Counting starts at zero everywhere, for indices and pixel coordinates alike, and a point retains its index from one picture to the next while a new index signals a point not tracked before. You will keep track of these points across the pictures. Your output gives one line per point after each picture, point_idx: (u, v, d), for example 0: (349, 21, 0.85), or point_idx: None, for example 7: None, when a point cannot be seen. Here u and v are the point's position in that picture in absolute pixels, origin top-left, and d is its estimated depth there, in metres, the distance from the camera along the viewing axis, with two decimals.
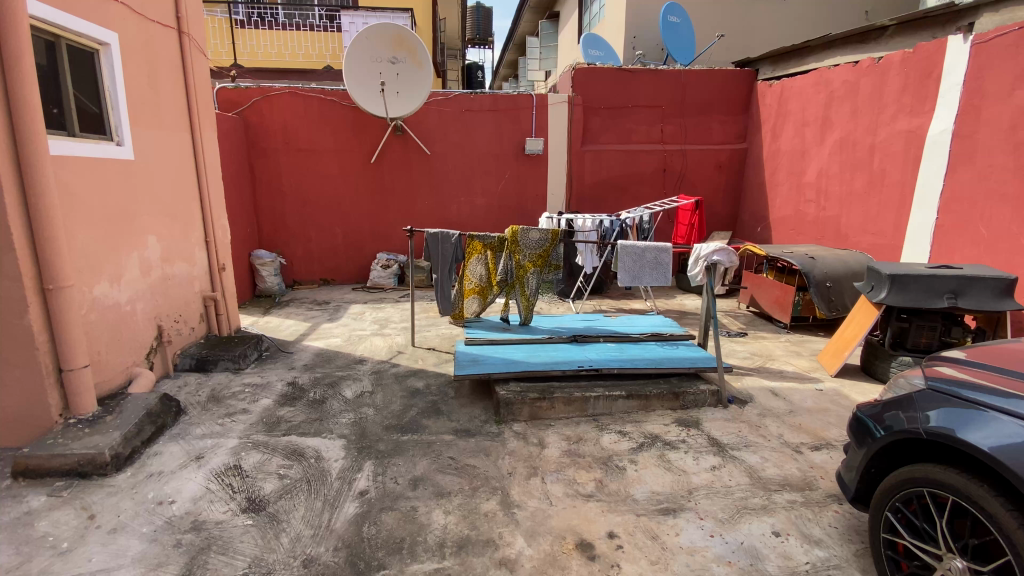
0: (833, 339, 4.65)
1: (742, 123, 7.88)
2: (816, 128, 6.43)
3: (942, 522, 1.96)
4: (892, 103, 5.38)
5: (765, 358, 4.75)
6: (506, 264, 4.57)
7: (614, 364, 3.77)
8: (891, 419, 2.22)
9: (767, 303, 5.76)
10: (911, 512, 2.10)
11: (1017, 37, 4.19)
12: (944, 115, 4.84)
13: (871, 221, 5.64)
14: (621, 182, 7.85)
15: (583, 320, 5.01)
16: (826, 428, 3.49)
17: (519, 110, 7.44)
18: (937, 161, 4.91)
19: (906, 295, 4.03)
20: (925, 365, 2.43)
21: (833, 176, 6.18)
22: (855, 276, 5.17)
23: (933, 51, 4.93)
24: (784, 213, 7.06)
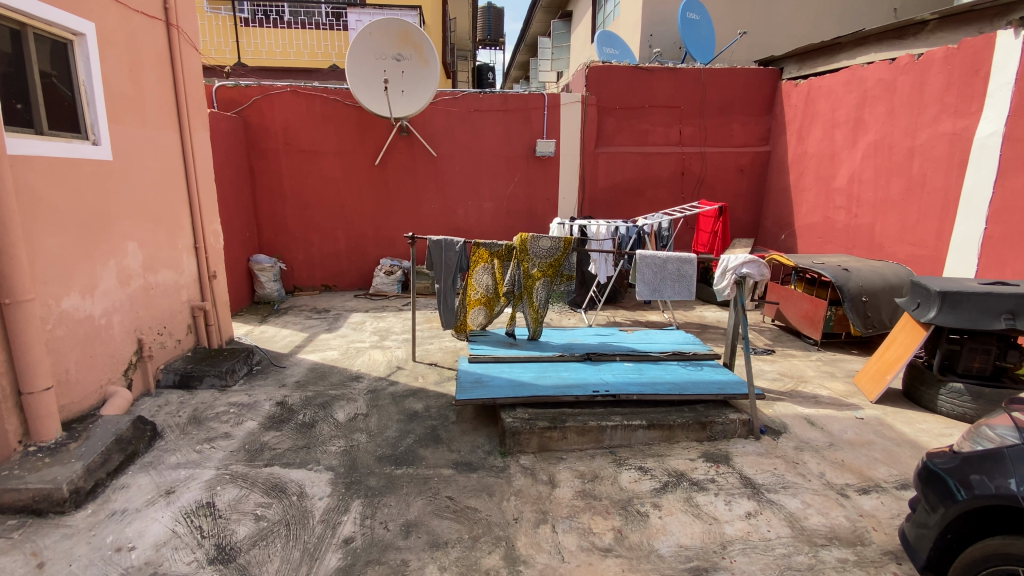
0: (873, 359, 4.22)
1: (765, 124, 7.47)
2: (847, 130, 6.01)
3: None
4: (934, 103, 4.92)
5: (796, 380, 4.35)
6: (513, 274, 4.22)
7: (633, 390, 3.42)
8: (973, 480, 1.85)
9: (795, 318, 5.37)
10: None
11: None
12: (994, 116, 4.36)
13: (909, 231, 5.18)
14: (637, 185, 7.47)
15: (597, 335, 4.65)
16: (873, 466, 3.09)
17: (530, 109, 7.10)
18: (986, 166, 4.41)
19: (960, 314, 3.56)
20: (1002, 410, 2.07)
21: (866, 181, 5.75)
22: (894, 290, 4.75)
23: (979, 47, 4.48)
24: (811, 220, 6.63)
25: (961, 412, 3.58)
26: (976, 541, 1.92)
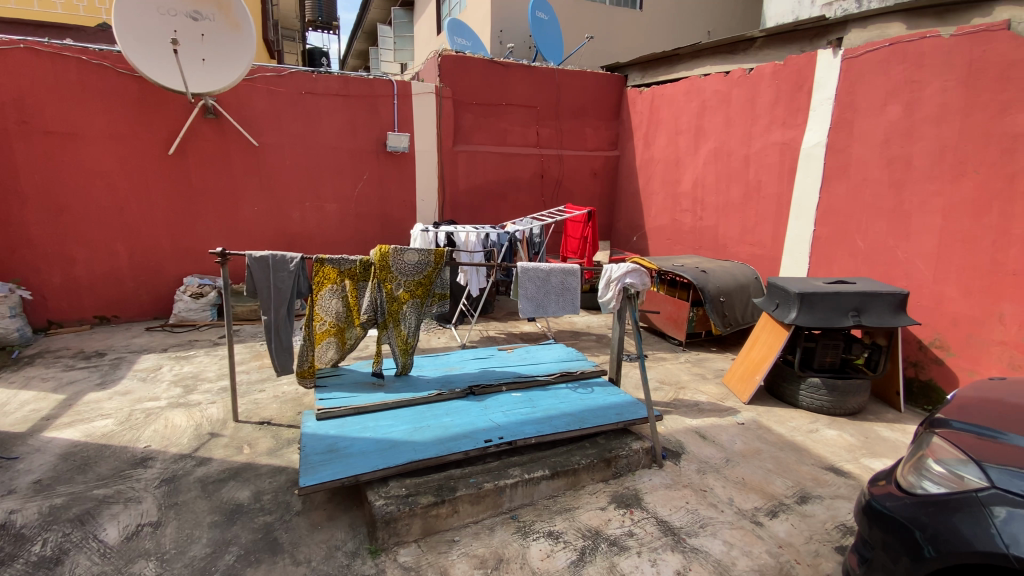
0: (740, 359, 4.33)
1: (614, 129, 7.65)
2: (690, 138, 6.34)
3: None
4: (765, 115, 5.31)
5: (675, 387, 4.29)
6: (373, 298, 3.32)
7: (531, 432, 2.88)
8: (939, 532, 1.56)
9: (660, 320, 5.46)
10: None
11: (888, 53, 4.16)
12: (817, 128, 4.79)
13: (748, 233, 5.57)
14: (498, 187, 7.05)
15: (476, 361, 4.04)
16: (769, 480, 2.99)
17: (376, 97, 6.16)
18: (813, 173, 4.83)
19: (815, 314, 3.73)
20: (927, 437, 1.91)
21: (708, 186, 6.10)
22: (744, 289, 5.01)
23: (803, 64, 4.88)
24: (660, 222, 6.92)
25: (819, 404, 3.78)
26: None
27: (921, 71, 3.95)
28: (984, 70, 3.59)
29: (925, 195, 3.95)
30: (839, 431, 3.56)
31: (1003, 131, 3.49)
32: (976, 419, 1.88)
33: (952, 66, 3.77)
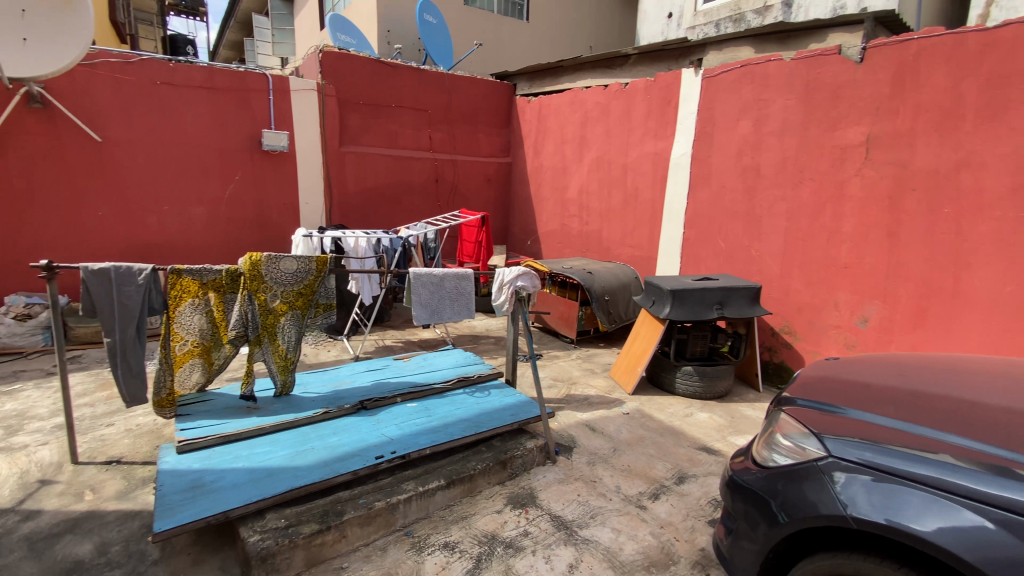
0: (625, 353, 4.61)
1: (506, 135, 7.81)
2: (575, 146, 6.66)
3: None
4: (639, 127, 5.74)
5: (567, 384, 4.46)
6: (243, 312, 3.04)
7: (424, 442, 2.81)
8: (795, 500, 1.74)
9: (554, 320, 5.66)
10: None
11: (739, 74, 4.70)
12: (683, 140, 5.27)
13: (629, 235, 5.97)
14: (391, 190, 6.84)
15: (368, 372, 3.87)
16: (652, 464, 3.21)
17: (249, 92, 5.65)
18: (681, 181, 5.31)
19: (685, 308, 4.09)
20: (776, 413, 2.11)
21: (593, 192, 6.45)
22: (627, 288, 5.37)
23: (669, 81, 5.35)
24: (552, 227, 7.19)
25: (692, 390, 4.16)
26: (790, 559, 1.87)
27: (766, 91, 4.51)
28: (817, 91, 4.16)
29: (772, 200, 4.53)
30: (709, 413, 3.95)
31: (834, 144, 4.09)
32: (815, 395, 2.11)
33: (792, 86, 4.32)
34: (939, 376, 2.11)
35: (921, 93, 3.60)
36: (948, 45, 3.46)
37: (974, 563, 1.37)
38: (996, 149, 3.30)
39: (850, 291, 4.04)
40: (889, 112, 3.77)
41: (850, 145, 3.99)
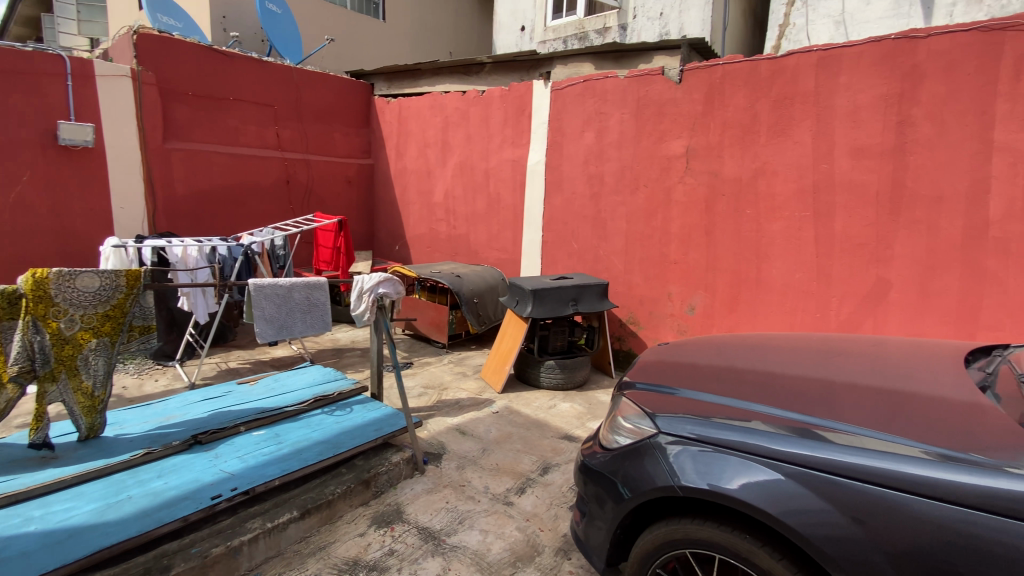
0: (492, 353, 4.68)
1: (365, 136, 7.48)
2: (437, 150, 6.63)
3: None
4: (498, 134, 5.90)
5: (437, 390, 4.41)
6: (27, 343, 2.44)
7: (274, 472, 2.56)
8: (635, 476, 1.84)
9: (423, 326, 5.56)
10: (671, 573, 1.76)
11: (582, 88, 5.09)
12: (537, 148, 5.54)
13: (494, 239, 6.10)
14: (233, 193, 6.14)
15: (208, 400, 3.42)
16: (518, 460, 3.30)
17: (31, 74, 4.63)
18: (538, 186, 5.58)
19: (545, 305, 4.29)
20: (619, 398, 2.23)
21: (457, 197, 6.47)
22: (494, 289, 5.48)
23: (522, 91, 5.60)
24: (419, 231, 7.06)
25: (556, 382, 4.39)
26: (639, 531, 1.96)
27: (605, 105, 4.94)
28: (646, 107, 4.67)
29: (615, 204, 4.97)
30: (571, 403, 4.19)
31: (661, 155, 4.63)
32: (653, 378, 2.27)
33: (626, 101, 4.79)
34: (748, 352, 2.42)
35: (723, 113, 4.25)
36: (740, 74, 4.13)
37: (769, 512, 1.50)
38: (777, 161, 4.02)
39: (681, 283, 4.61)
40: (702, 128, 4.37)
41: (674, 156, 4.55)
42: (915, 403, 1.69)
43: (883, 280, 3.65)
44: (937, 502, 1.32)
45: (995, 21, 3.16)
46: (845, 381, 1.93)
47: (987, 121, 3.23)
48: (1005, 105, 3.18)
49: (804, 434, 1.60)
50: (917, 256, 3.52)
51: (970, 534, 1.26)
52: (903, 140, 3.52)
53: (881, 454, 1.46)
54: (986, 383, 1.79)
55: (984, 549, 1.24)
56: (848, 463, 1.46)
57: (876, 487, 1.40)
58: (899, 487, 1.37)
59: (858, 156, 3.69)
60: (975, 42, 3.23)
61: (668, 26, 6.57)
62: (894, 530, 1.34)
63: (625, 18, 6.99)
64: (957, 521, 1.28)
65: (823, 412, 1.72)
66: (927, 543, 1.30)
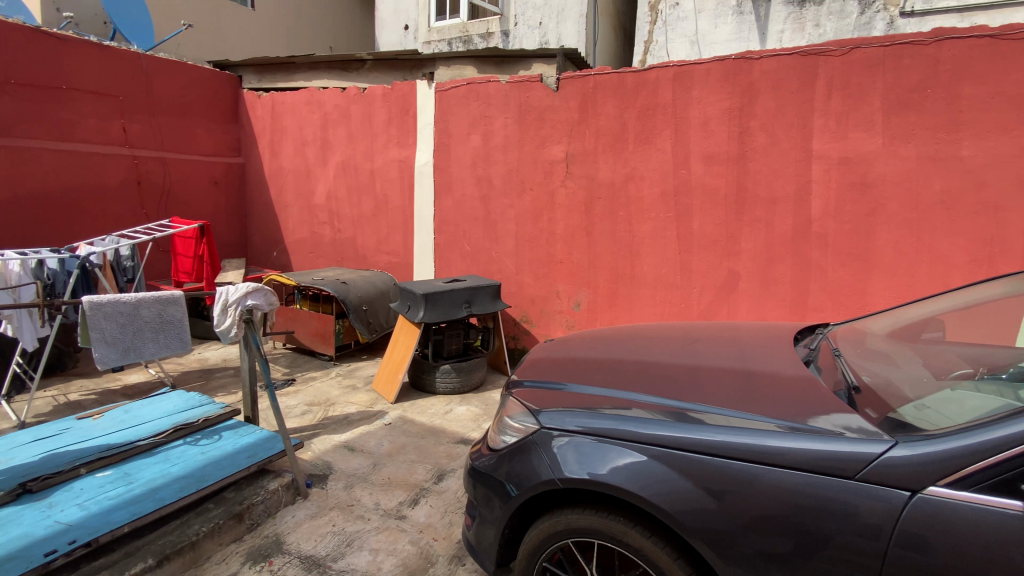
0: (384, 362, 4.47)
1: (233, 133, 6.80)
2: (317, 150, 6.22)
3: (592, 567, 1.71)
4: (382, 134, 5.69)
5: (324, 407, 4.15)
6: None
7: (121, 519, 2.22)
8: (520, 474, 1.85)
9: (308, 338, 5.19)
10: (558, 564, 1.80)
11: (465, 91, 5.11)
12: (424, 149, 5.44)
13: (383, 242, 5.86)
14: (65, 197, 5.23)
15: (37, 440, 2.88)
16: (412, 471, 3.20)
17: None
18: (426, 188, 5.47)
19: (438, 310, 4.18)
20: (505, 398, 2.22)
21: (341, 199, 6.13)
22: (384, 295, 5.27)
23: (406, 91, 5.46)
24: (300, 236, 6.56)
25: (451, 387, 4.34)
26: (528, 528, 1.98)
27: (489, 108, 5.00)
28: (528, 112, 4.81)
29: (503, 207, 5.05)
30: (467, 406, 4.17)
31: (544, 159, 4.80)
32: (539, 375, 2.27)
33: (508, 106, 4.90)
34: (626, 343, 2.56)
35: (597, 121, 4.52)
36: (610, 85, 4.43)
37: (642, 495, 1.57)
38: (646, 166, 4.37)
39: (567, 282, 4.82)
40: (580, 134, 4.61)
41: (555, 160, 4.74)
42: (764, 382, 1.87)
43: (736, 272, 4.13)
44: (782, 469, 1.44)
45: (809, 49, 3.74)
46: (707, 365, 2.09)
47: (806, 134, 3.82)
48: (818, 121, 3.78)
49: (672, 418, 1.68)
50: (761, 249, 4.03)
51: (814, 495, 1.38)
52: (746, 148, 4.01)
53: (739, 430, 1.56)
54: (810, 358, 2.09)
55: (825, 507, 1.36)
56: (709, 441, 1.55)
57: (734, 462, 1.50)
58: (752, 460, 1.48)
59: (712, 162, 4.14)
60: (795, 67, 3.80)
61: (547, 35, 6.85)
62: (748, 500, 1.45)
63: (507, 25, 7.16)
64: (801, 485, 1.40)
65: (690, 396, 1.82)
66: (778, 509, 1.41)
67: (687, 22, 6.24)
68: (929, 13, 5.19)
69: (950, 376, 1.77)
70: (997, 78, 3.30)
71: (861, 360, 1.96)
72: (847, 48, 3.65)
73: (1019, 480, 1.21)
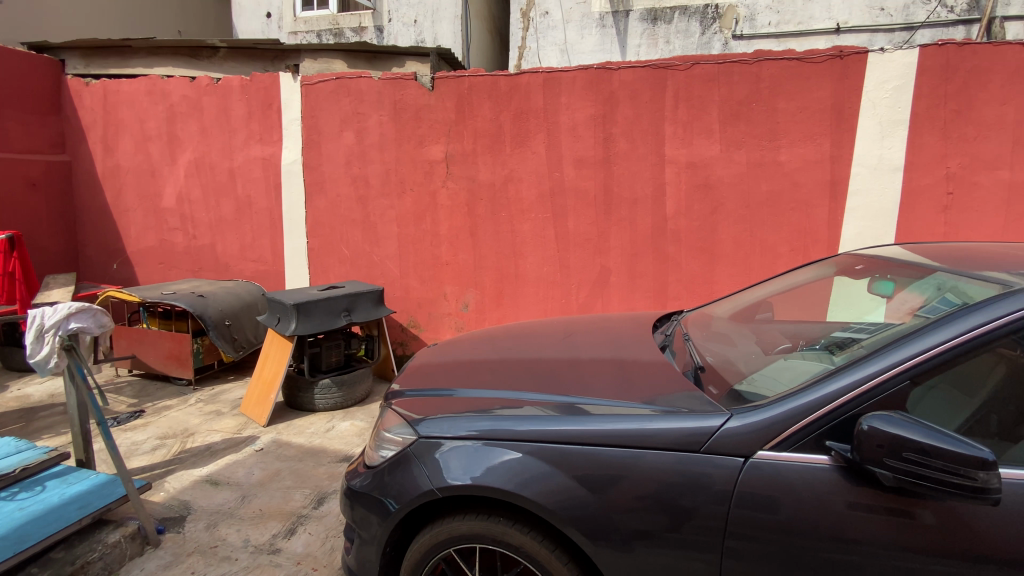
0: (253, 382, 4.04)
1: (54, 126, 5.72)
2: (163, 145, 5.45)
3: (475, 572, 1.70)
4: (241, 129, 5.15)
5: (181, 438, 3.65)
6: None
7: None
8: (399, 487, 1.77)
9: (159, 362, 4.53)
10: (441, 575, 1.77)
11: (335, 86, 4.82)
12: (291, 147, 5.03)
13: (248, 249, 5.31)
14: None
15: None
16: (288, 498, 2.93)
17: None
18: (296, 188, 5.06)
19: (312, 321, 3.88)
20: (384, 409, 2.10)
21: (196, 202, 5.43)
22: (252, 308, 4.78)
23: (267, 83, 5.00)
24: (146, 244, 5.70)
25: (333, 402, 4.05)
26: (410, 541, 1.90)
27: (362, 105, 4.78)
28: (403, 110, 4.68)
29: (382, 208, 4.85)
30: (351, 420, 3.92)
31: (422, 159, 4.70)
32: (419, 382, 2.19)
33: (383, 103, 4.72)
34: (510, 342, 2.57)
35: (474, 122, 4.54)
36: (484, 86, 4.47)
37: (522, 494, 1.59)
38: (523, 168, 4.49)
39: (453, 283, 4.77)
40: (457, 134, 4.60)
41: (434, 161, 4.67)
42: (636, 369, 1.98)
43: (609, 267, 4.41)
44: (655, 451, 1.53)
45: (659, 63, 4.12)
46: (585, 357, 2.18)
47: (661, 140, 4.20)
48: (670, 128, 4.17)
49: (562, 412, 1.70)
50: (629, 245, 4.35)
51: (690, 473, 1.48)
52: (611, 152, 4.30)
53: (621, 417, 1.62)
54: (665, 343, 2.29)
55: (691, 482, 1.47)
56: (585, 431, 1.60)
57: (614, 449, 1.56)
58: (628, 444, 1.55)
59: (582, 165, 4.37)
60: (649, 77, 4.16)
61: (423, 34, 6.76)
62: (629, 483, 1.52)
63: (380, 21, 6.90)
64: (667, 465, 1.50)
65: (570, 389, 1.86)
66: (655, 487, 1.50)
67: (556, 31, 6.55)
68: (755, 37, 6.01)
69: (774, 350, 2.03)
70: (803, 95, 3.92)
71: (708, 343, 2.18)
72: (689, 63, 4.07)
73: (825, 436, 1.42)
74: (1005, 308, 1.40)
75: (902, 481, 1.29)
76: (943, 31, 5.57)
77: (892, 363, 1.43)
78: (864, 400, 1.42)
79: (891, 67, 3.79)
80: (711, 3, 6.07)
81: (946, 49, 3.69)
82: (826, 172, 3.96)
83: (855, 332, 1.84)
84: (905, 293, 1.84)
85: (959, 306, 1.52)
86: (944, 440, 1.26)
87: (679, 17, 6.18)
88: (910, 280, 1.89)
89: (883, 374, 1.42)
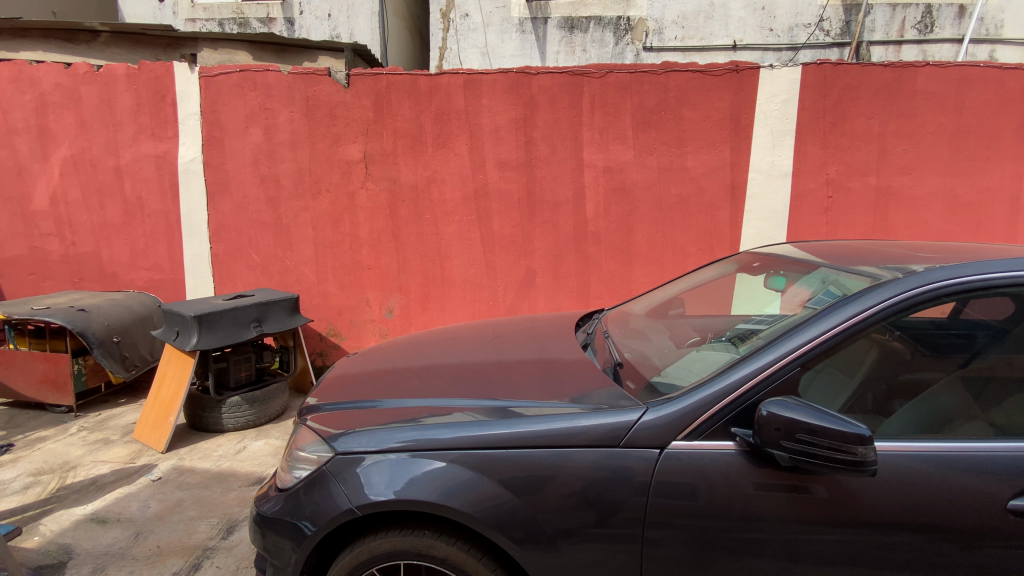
0: (149, 404, 3.64)
1: None
2: (32, 139, 4.77)
3: None
4: (128, 122, 4.63)
5: (60, 473, 3.20)
6: None
7: None
8: (316, 507, 1.65)
9: (31, 388, 3.95)
10: None
11: (239, 79, 4.48)
12: (189, 143, 4.60)
13: (140, 256, 4.77)
14: None
15: None
16: (192, 529, 2.66)
17: None
18: (196, 189, 4.64)
19: (216, 333, 3.56)
20: (298, 427, 1.96)
21: (74, 204, 4.80)
22: (145, 322, 4.30)
23: (159, 73, 4.54)
24: (13, 253, 4.95)
25: (245, 420, 3.74)
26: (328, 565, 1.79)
27: (270, 100, 4.48)
28: (316, 107, 4.45)
29: (296, 210, 4.58)
30: (265, 439, 3.65)
31: (339, 159, 4.50)
32: (338, 396, 2.06)
33: (294, 99, 4.46)
34: (435, 347, 2.51)
35: (393, 121, 4.41)
36: (403, 85, 4.36)
37: (448, 504, 1.55)
38: (445, 170, 4.43)
39: (376, 288, 4.60)
40: (376, 134, 4.44)
41: (352, 161, 4.49)
42: (564, 368, 2.01)
43: (535, 268, 4.47)
44: (580, 449, 1.55)
45: (576, 69, 4.24)
46: (511, 359, 2.18)
47: (579, 145, 4.33)
48: (587, 133, 4.31)
49: (490, 416, 1.67)
50: (553, 247, 4.44)
51: (616, 467, 1.51)
52: (533, 155, 4.37)
53: (550, 417, 1.62)
54: (588, 341, 2.35)
55: (615, 476, 1.51)
56: (513, 434, 1.59)
57: (539, 450, 1.56)
58: (554, 444, 1.56)
59: (504, 168, 4.40)
60: (566, 84, 4.27)
61: (338, 29, 6.48)
62: (555, 483, 1.53)
63: (290, 12, 6.52)
64: (595, 462, 1.52)
65: (499, 393, 1.84)
66: (581, 484, 1.52)
67: (477, 34, 6.56)
68: (663, 50, 6.40)
69: (685, 343, 2.15)
70: (705, 105, 4.22)
71: (626, 340, 2.26)
72: (604, 71, 4.23)
73: (730, 423, 1.51)
74: (876, 299, 1.58)
75: (796, 460, 1.40)
76: (821, 52, 6.25)
77: (787, 352, 1.56)
78: (763, 387, 1.53)
79: (779, 82, 4.18)
80: (623, 15, 6.37)
81: (823, 68, 4.13)
82: (727, 177, 4.28)
83: (755, 324, 1.99)
84: (795, 287, 2.02)
85: (840, 298, 1.68)
86: (830, 421, 1.39)
87: (594, 27, 6.42)
88: (799, 275, 2.07)
89: (779, 362, 1.54)
